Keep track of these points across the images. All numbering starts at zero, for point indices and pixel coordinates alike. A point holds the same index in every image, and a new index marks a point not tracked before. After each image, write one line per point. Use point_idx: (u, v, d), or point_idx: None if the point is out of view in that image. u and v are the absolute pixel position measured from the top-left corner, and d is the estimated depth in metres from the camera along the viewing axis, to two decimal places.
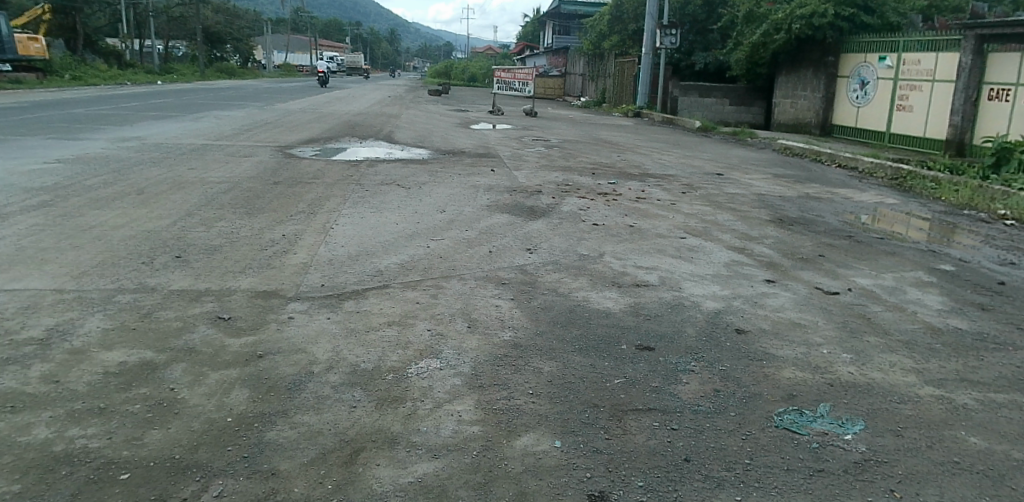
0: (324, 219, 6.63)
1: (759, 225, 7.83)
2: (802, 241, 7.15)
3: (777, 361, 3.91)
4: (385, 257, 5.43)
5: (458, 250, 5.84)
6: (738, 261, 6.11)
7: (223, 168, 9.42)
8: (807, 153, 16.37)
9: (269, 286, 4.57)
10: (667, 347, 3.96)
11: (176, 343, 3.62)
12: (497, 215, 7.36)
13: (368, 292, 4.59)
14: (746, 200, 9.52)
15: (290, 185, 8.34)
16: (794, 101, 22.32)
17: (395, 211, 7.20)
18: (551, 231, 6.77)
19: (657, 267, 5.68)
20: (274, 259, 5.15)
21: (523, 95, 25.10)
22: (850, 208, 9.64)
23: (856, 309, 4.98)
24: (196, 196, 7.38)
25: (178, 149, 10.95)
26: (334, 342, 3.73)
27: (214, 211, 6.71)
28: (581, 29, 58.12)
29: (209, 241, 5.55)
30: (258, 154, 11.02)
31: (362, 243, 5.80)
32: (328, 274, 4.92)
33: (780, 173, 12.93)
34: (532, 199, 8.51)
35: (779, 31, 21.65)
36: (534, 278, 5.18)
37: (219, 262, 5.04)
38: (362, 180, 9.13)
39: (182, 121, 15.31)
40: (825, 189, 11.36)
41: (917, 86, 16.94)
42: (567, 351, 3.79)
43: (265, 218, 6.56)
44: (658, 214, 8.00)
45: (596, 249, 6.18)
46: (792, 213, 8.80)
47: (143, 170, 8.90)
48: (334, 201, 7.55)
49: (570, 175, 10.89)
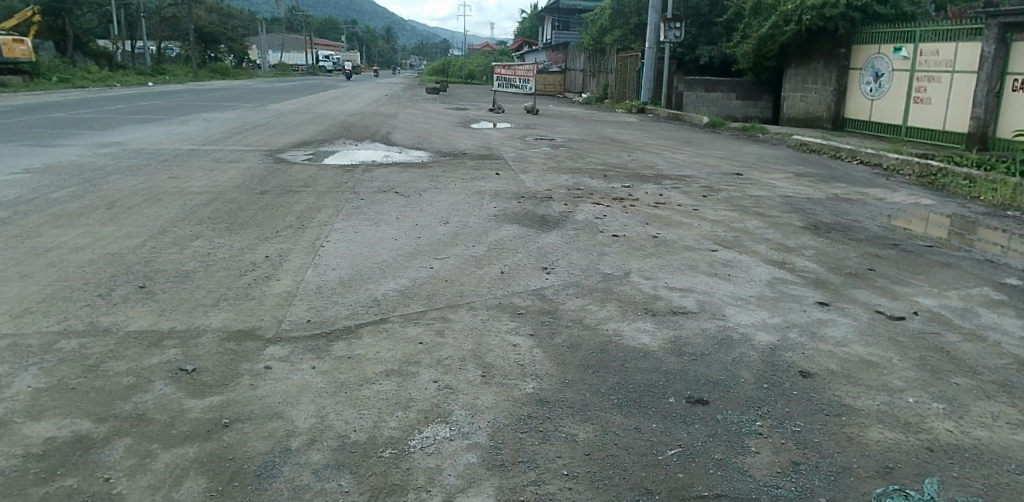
0: (313, 235, 5.94)
1: (794, 232, 7.15)
2: (844, 252, 6.46)
3: (858, 416, 3.21)
4: (382, 282, 4.74)
5: (464, 270, 5.15)
6: (782, 279, 5.41)
7: (206, 176, 8.72)
8: (824, 149, 15.63)
9: (244, 326, 3.88)
10: (724, 400, 3.26)
11: (123, 408, 2.92)
12: (506, 226, 6.67)
13: (361, 330, 3.89)
14: (772, 203, 8.84)
15: (278, 195, 7.66)
16: (804, 95, 21.61)
17: (392, 224, 6.50)
18: (567, 245, 6.08)
19: (691, 287, 4.99)
20: (253, 288, 4.46)
21: (524, 92, 24.37)
22: (886, 211, 8.92)
23: (929, 341, 4.28)
24: (172, 210, 6.69)
25: (160, 156, 10.24)
26: (319, 402, 3.03)
27: (189, 228, 6.03)
28: (581, 24, 57.36)
29: (182, 266, 4.88)
30: (246, 159, 10.34)
31: (356, 264, 5.11)
32: (315, 306, 4.23)
33: (800, 172, 12.23)
34: (543, 206, 7.82)
35: (789, 22, 20.97)
36: (555, 305, 4.48)
37: (188, 293, 4.35)
38: (357, 187, 8.47)
39: (168, 124, 14.63)
40: (852, 189, 10.65)
41: (935, 77, 16.22)
42: (604, 408, 3.10)
43: (247, 235, 5.88)
44: (681, 221, 7.32)
45: (620, 266, 5.49)
46: (826, 218, 8.10)
47: (118, 180, 8.21)
48: (326, 213, 6.87)
49: (580, 177, 10.18)
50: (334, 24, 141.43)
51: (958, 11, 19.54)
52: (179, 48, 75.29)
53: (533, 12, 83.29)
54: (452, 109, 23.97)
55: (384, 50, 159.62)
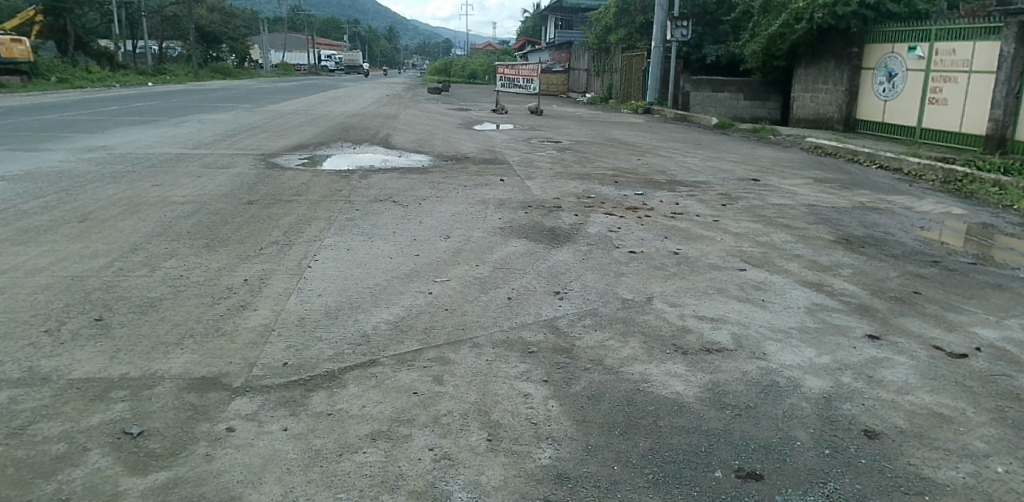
0: (299, 253, 5.37)
1: (825, 247, 6.58)
2: (883, 271, 5.88)
3: (945, 494, 2.64)
4: (374, 312, 4.17)
5: (468, 296, 4.58)
6: (822, 305, 4.84)
7: (191, 183, 8.17)
8: (840, 152, 15.01)
9: (208, 371, 3.30)
10: (782, 474, 2.69)
11: (45, 490, 2.37)
12: (513, 241, 6.11)
13: (346, 376, 3.32)
14: (797, 213, 8.25)
15: (266, 206, 7.10)
16: (815, 95, 20.98)
17: (387, 239, 5.94)
18: (581, 264, 5.51)
19: (723, 316, 4.41)
20: (225, 321, 3.89)
21: (527, 92, 23.78)
22: (918, 221, 8.31)
23: (1001, 385, 3.69)
24: (149, 223, 6.13)
25: (147, 161, 9.69)
26: (288, 481, 2.48)
27: (164, 245, 5.47)
28: (585, 22, 56.64)
29: (147, 294, 4.31)
30: (236, 164, 9.80)
31: (345, 290, 4.53)
32: (295, 345, 3.65)
33: (819, 178, 11.65)
34: (552, 217, 7.25)
35: (799, 21, 20.34)
36: (571, 342, 3.90)
37: (150, 328, 3.78)
38: (352, 195, 7.91)
39: (159, 126, 14.09)
40: (878, 197, 10.04)
41: (951, 77, 15.62)
42: (635, 488, 2.52)
43: (228, 253, 5.32)
44: (702, 235, 6.75)
45: (641, 290, 4.91)
46: (856, 230, 7.51)
47: (97, 188, 7.66)
48: (317, 226, 6.31)
49: (590, 184, 9.61)
50: (336, 23, 140.76)
51: (971, 11, 18.98)
52: (180, 47, 74.86)
53: (536, 11, 82.79)
54: (455, 110, 23.41)
55: (386, 49, 158.94)
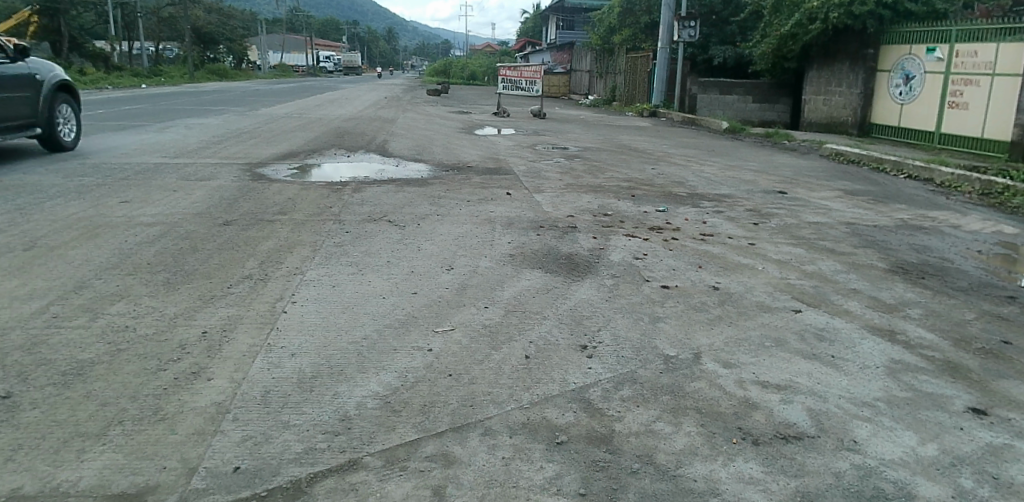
0: (276, 293, 4.54)
1: (882, 280, 5.74)
2: (958, 312, 5.02)
3: None
4: (358, 381, 3.33)
5: (475, 354, 3.73)
6: (902, 363, 4.00)
7: (164, 199, 7.35)
8: (863, 160, 14.15)
9: (132, 484, 2.47)
10: None
11: None
12: (527, 274, 5.27)
13: (316, 489, 2.48)
14: (837, 233, 7.43)
15: (245, 227, 6.29)
16: (827, 98, 20.09)
17: (380, 272, 5.10)
18: (607, 303, 4.68)
19: (791, 384, 3.58)
20: (168, 399, 3.06)
21: (530, 94, 22.93)
22: (972, 243, 7.49)
23: None
24: (106, 252, 5.30)
25: (120, 172, 8.87)
26: None
27: (117, 282, 4.64)
28: (587, 24, 56.07)
29: (78, 356, 3.46)
30: (219, 175, 8.97)
31: (325, 347, 3.70)
32: (253, 436, 2.81)
33: (848, 189, 10.83)
34: (568, 241, 6.40)
35: (813, 20, 19.40)
36: (609, 426, 3.06)
37: (70, 410, 2.94)
38: (344, 214, 7.09)
39: (142, 132, 13.26)
40: (918, 212, 9.22)
41: (973, 80, 14.80)
42: None
43: (191, 292, 4.49)
44: (740, 263, 5.91)
45: (685, 343, 4.07)
46: (909, 255, 6.68)
47: (56, 206, 6.83)
48: (301, 254, 5.48)
49: (605, 198, 8.78)
50: (336, 23, 139.77)
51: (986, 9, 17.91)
52: (177, 48, 74.05)
53: (537, 11, 82.35)
54: (455, 113, 22.60)
55: (386, 51, 158.18)
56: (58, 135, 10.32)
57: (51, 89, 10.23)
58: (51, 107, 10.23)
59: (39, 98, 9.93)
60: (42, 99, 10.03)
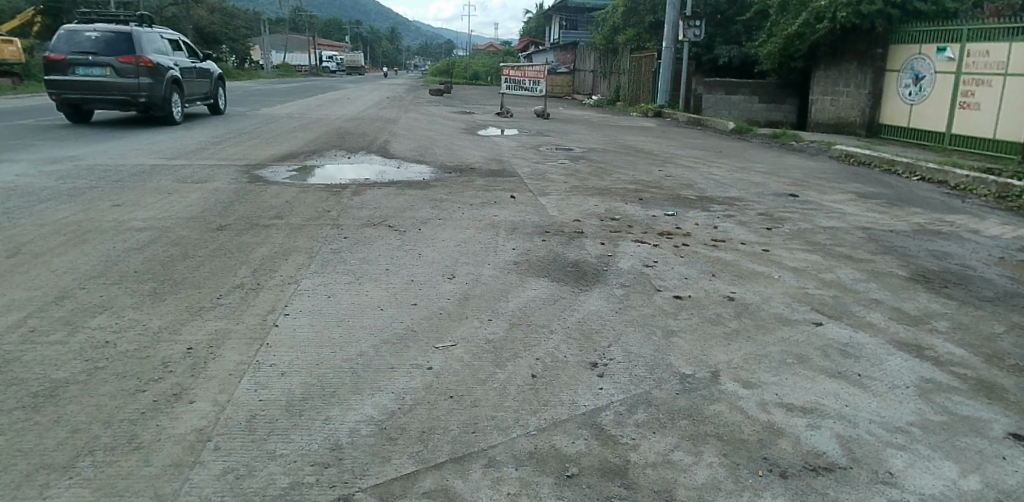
0: (268, 304, 4.30)
1: (904, 289, 5.48)
2: (987, 324, 4.76)
3: None
4: (350, 405, 3.09)
5: (478, 373, 3.48)
6: (934, 382, 3.75)
7: (158, 203, 7.13)
8: (874, 161, 13.86)
9: None
10: None
11: None
12: (532, 283, 5.02)
13: None
14: (853, 238, 7.17)
15: (239, 233, 6.06)
16: (834, 98, 19.79)
17: (378, 282, 4.85)
18: (618, 316, 4.43)
19: (817, 407, 3.33)
20: (146, 425, 2.82)
21: (534, 94, 22.67)
22: (992, 248, 7.23)
23: None
24: (93, 259, 5.07)
25: (114, 174, 8.64)
26: None
27: (102, 292, 4.42)
28: (590, 23, 55.86)
29: (52, 375, 3.22)
30: (216, 177, 8.75)
31: (317, 366, 3.45)
32: (235, 468, 2.58)
33: (860, 192, 10.58)
34: (575, 247, 6.16)
35: (821, 20, 19.08)
36: (625, 456, 2.80)
37: (35, 437, 2.70)
38: (342, 218, 6.86)
39: (140, 133, 13.05)
40: (934, 216, 8.96)
41: (985, 80, 14.51)
42: None
43: (178, 303, 4.26)
44: (755, 272, 5.65)
45: (702, 360, 3.82)
46: (929, 262, 6.43)
47: (46, 209, 6.61)
48: (296, 262, 5.24)
49: (612, 202, 8.53)
50: (338, 24, 139.80)
51: (995, 9, 17.52)
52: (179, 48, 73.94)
53: (539, 12, 82.18)
54: (458, 114, 22.38)
55: (389, 51, 158.11)
56: (219, 104, 17.58)
57: (216, 78, 17.35)
58: (215, 87, 17.32)
59: (212, 82, 17.01)
60: (213, 82, 17.14)
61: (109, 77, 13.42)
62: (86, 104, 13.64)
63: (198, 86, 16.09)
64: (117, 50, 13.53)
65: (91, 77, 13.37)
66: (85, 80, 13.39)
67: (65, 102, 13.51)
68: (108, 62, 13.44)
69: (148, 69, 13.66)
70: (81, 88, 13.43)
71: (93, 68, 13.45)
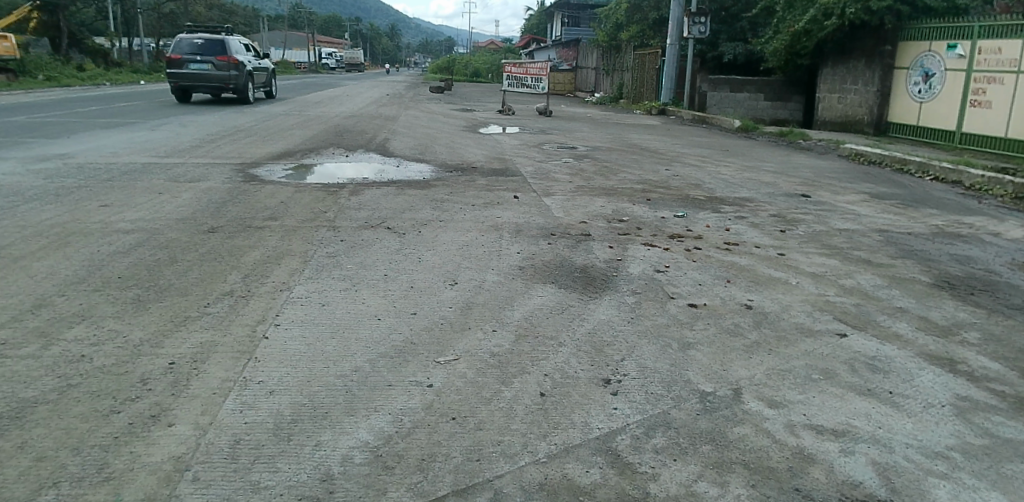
0: (258, 313, 4.05)
1: (928, 296, 5.22)
2: (1019, 335, 4.49)
3: None
4: (344, 429, 2.83)
5: (482, 391, 3.23)
6: (971, 400, 3.49)
7: (148, 203, 6.87)
8: (885, 160, 13.58)
9: None
10: None
11: None
12: (539, 290, 4.76)
13: None
14: (870, 241, 6.91)
15: (231, 236, 5.80)
16: (841, 96, 19.49)
17: (375, 289, 4.59)
18: (630, 326, 4.18)
19: (848, 430, 3.07)
20: (119, 452, 2.57)
21: (536, 92, 22.37)
22: (1013, 251, 6.97)
23: None
24: (75, 265, 4.81)
25: (105, 173, 8.39)
26: None
27: (82, 299, 4.17)
28: (593, 20, 55.57)
29: (19, 395, 2.97)
30: (210, 176, 8.49)
31: (309, 383, 3.20)
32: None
33: (873, 192, 10.31)
34: (583, 251, 5.89)
35: (829, 16, 18.77)
36: (644, 488, 2.54)
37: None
38: (339, 220, 6.60)
39: (135, 130, 12.79)
40: (950, 217, 8.69)
41: (997, 78, 14.21)
42: None
43: (163, 311, 4.01)
44: (772, 277, 5.39)
45: (722, 376, 3.56)
46: (951, 267, 6.17)
47: (30, 210, 6.35)
48: (290, 267, 4.99)
49: (619, 202, 8.27)
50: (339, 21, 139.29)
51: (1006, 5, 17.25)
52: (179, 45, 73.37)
53: (541, 9, 81.88)
54: (460, 112, 22.08)
55: (390, 48, 157.59)
56: (271, 91, 23.03)
57: (271, 72, 22.77)
58: (272, 80, 22.93)
59: (268, 76, 22.56)
60: (269, 76, 22.62)
61: (210, 70, 18.80)
62: (194, 90, 19.00)
63: (262, 78, 21.56)
64: (214, 51, 18.82)
65: (199, 71, 18.72)
66: (191, 72, 18.69)
67: (178, 88, 18.87)
68: (209, 60, 18.80)
69: (235, 65, 19.09)
70: (189, 78, 18.75)
71: (200, 65, 18.80)
